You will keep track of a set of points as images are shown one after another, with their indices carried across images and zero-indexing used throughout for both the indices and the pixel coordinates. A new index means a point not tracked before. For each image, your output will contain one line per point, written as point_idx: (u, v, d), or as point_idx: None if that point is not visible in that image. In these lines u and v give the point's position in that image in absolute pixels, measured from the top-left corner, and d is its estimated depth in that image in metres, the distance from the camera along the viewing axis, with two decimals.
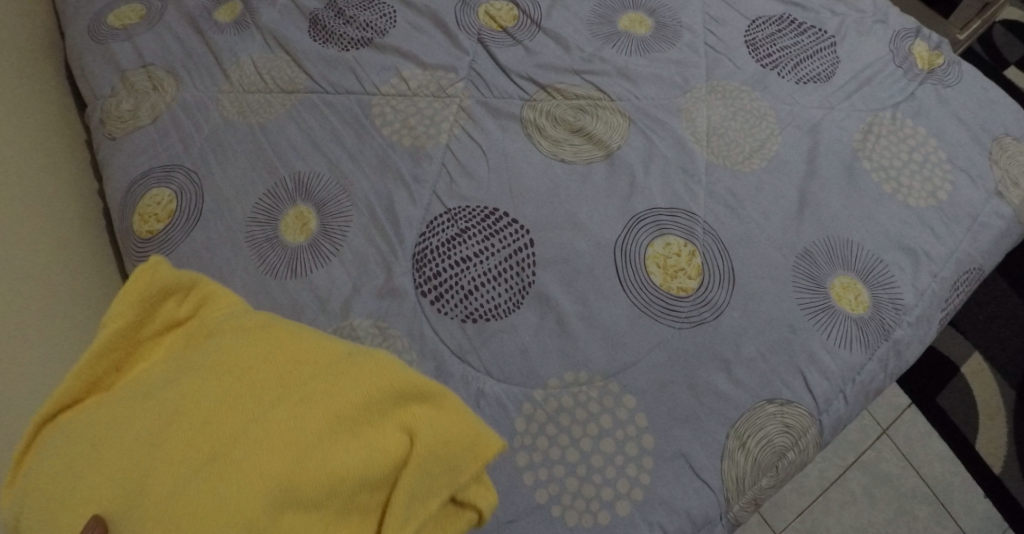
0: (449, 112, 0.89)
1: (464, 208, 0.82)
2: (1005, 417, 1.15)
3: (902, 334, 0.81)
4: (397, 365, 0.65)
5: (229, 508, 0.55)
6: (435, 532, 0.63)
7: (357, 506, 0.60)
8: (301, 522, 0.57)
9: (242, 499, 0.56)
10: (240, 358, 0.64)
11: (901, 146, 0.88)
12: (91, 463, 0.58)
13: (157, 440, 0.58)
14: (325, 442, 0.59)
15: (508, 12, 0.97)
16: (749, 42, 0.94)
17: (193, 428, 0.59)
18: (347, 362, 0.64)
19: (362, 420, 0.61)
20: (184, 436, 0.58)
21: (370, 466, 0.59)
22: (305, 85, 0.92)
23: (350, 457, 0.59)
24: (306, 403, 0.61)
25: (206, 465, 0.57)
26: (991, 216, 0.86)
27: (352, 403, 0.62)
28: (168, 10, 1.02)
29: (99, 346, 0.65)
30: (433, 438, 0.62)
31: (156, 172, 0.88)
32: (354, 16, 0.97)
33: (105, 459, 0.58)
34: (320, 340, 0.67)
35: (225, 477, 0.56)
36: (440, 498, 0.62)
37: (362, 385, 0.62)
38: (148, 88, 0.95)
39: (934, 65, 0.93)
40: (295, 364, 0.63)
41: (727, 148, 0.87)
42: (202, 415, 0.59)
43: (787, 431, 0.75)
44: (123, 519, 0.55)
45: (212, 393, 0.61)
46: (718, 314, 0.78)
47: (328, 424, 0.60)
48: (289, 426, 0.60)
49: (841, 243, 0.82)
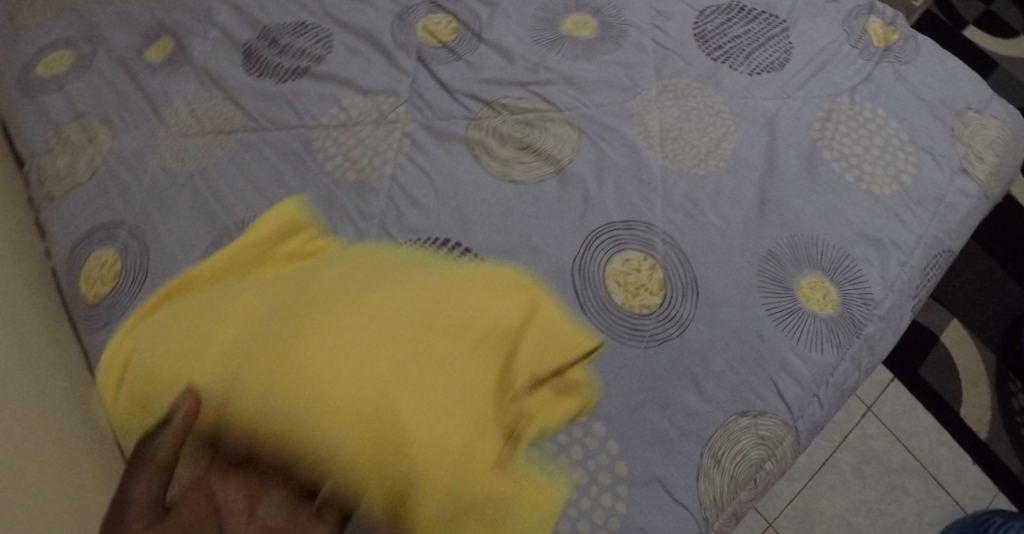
0: (392, 139, 0.86)
1: (416, 242, 0.80)
2: (988, 381, 1.13)
3: (873, 329, 0.79)
4: (514, 270, 0.78)
5: (366, 369, 0.69)
6: (546, 410, 0.73)
7: (479, 374, 0.71)
8: (430, 376, 0.69)
9: (383, 359, 0.69)
10: (360, 275, 0.76)
11: (861, 130, 0.84)
12: (228, 354, 0.71)
13: (297, 323, 0.71)
14: (450, 320, 0.72)
15: (446, 25, 0.93)
16: (698, 35, 0.91)
17: (330, 316, 0.71)
18: (468, 270, 0.77)
19: (483, 303, 0.74)
20: (321, 324, 0.71)
21: (489, 336, 0.73)
22: (243, 124, 0.89)
23: (468, 334, 0.72)
24: (436, 295, 0.74)
25: (337, 340, 0.70)
26: (957, 196, 0.83)
27: (475, 293, 0.75)
28: (98, 55, 0.99)
29: (233, 258, 0.79)
30: (543, 326, 0.75)
31: (99, 232, 0.86)
32: (289, 45, 0.93)
33: (250, 345, 0.71)
34: (439, 263, 0.78)
35: (358, 346, 0.70)
36: (546, 373, 0.73)
37: (484, 282, 0.76)
38: (83, 140, 0.92)
39: (890, 42, 0.91)
40: (421, 269, 0.76)
41: (682, 151, 0.84)
42: (340, 306, 0.72)
43: (763, 443, 0.74)
44: (266, 384, 0.70)
45: (346, 294, 0.73)
46: (683, 329, 0.76)
47: (454, 309, 0.73)
48: (422, 311, 0.72)
49: (806, 241, 0.79)
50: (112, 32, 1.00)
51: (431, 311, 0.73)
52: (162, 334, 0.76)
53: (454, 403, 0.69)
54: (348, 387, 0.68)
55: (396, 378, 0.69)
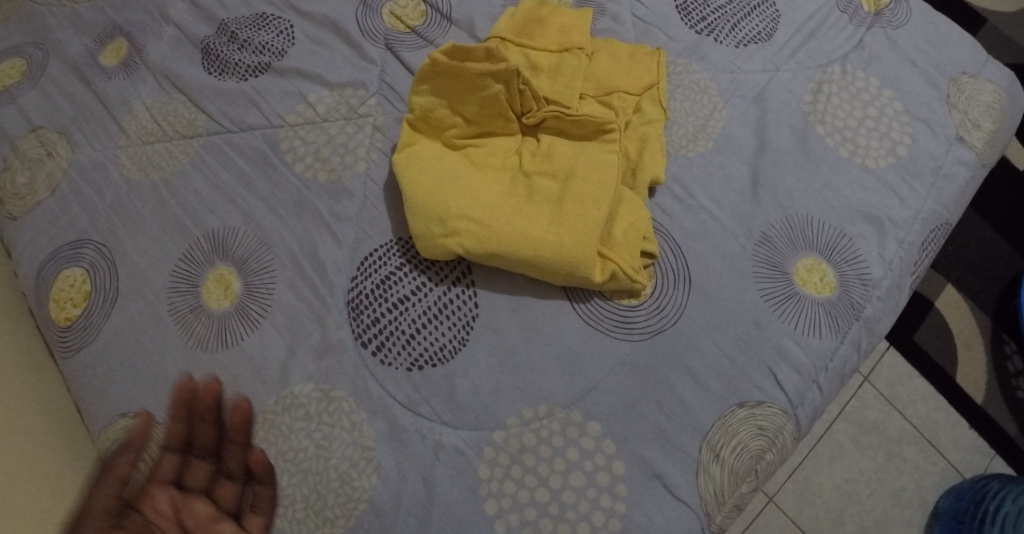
0: (363, 135, 0.83)
1: (396, 242, 0.78)
2: (984, 344, 1.09)
3: (873, 310, 0.75)
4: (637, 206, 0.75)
5: (462, 200, 0.74)
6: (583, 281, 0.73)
7: (545, 244, 0.72)
8: (505, 222, 0.73)
9: (477, 204, 0.74)
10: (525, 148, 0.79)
11: (854, 101, 0.81)
12: (427, 155, 0.78)
13: (456, 160, 0.78)
14: (548, 213, 0.73)
15: (414, 9, 0.90)
16: (679, 6, 0.87)
17: (477, 171, 0.78)
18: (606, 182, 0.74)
19: (590, 211, 0.72)
20: (468, 170, 0.77)
21: (568, 230, 0.72)
22: (207, 127, 0.86)
23: (556, 228, 0.72)
24: (562, 191, 0.74)
25: (466, 182, 0.76)
26: (955, 165, 0.79)
27: (588, 201, 0.73)
28: (50, 62, 0.94)
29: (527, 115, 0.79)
30: (627, 246, 0.73)
31: (64, 251, 0.83)
32: (249, 39, 0.90)
33: (437, 162, 0.77)
34: (591, 166, 0.75)
35: (470, 192, 0.75)
36: (607, 270, 0.72)
37: (603, 195, 0.73)
38: (41, 155, 0.88)
39: (881, 5, 0.87)
40: (573, 167, 0.75)
41: (668, 132, 0.81)
42: (496, 167, 0.78)
43: (762, 434, 0.71)
44: (421, 148, 0.79)
45: (506, 163, 0.79)
46: (676, 319, 0.74)
47: (560, 204, 0.74)
48: (531, 198, 0.75)
49: (801, 221, 0.76)
50: (62, 35, 0.95)
51: (535, 184, 0.76)
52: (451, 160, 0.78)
53: (507, 241, 0.72)
54: (450, 203, 0.73)
55: (475, 216, 0.73)
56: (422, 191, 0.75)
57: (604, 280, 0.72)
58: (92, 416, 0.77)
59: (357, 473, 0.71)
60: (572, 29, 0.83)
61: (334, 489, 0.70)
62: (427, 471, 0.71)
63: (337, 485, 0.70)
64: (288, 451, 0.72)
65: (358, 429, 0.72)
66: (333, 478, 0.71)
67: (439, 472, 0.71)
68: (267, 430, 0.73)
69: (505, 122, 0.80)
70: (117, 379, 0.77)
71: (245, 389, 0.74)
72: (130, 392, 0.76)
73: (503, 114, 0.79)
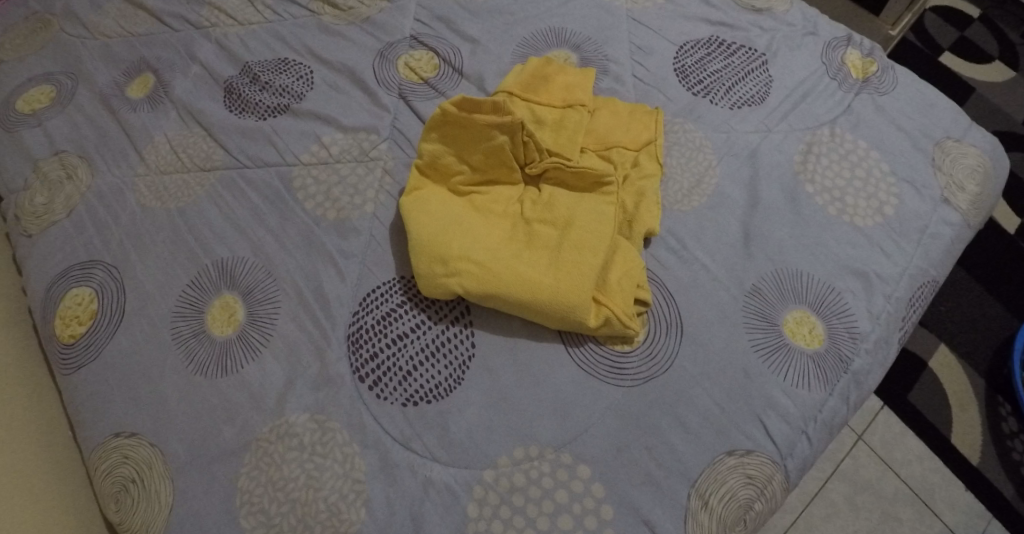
0: (373, 177, 0.87)
1: (398, 280, 0.80)
2: (978, 406, 1.10)
3: (861, 364, 0.77)
4: (633, 257, 0.77)
5: (464, 243, 0.76)
6: (577, 326, 0.74)
7: (541, 288, 0.74)
8: (504, 267, 0.75)
9: (478, 247, 0.76)
10: (526, 197, 0.82)
11: (843, 162, 0.85)
12: (434, 197, 0.81)
13: (461, 205, 0.81)
14: (546, 261, 0.76)
15: (427, 62, 0.95)
16: (679, 69, 0.92)
17: (479, 216, 0.80)
18: (602, 233, 0.77)
19: (586, 260, 0.75)
20: (471, 214, 0.80)
21: (563, 276, 0.74)
22: (223, 161, 0.90)
23: (553, 274, 0.75)
24: (560, 240, 0.77)
25: (469, 225, 0.78)
26: (940, 225, 0.82)
27: (585, 251, 0.75)
28: (79, 91, 1.00)
29: (531, 166, 0.83)
30: (621, 295, 0.75)
31: (75, 271, 0.86)
32: (270, 81, 0.95)
33: (443, 205, 0.80)
34: (590, 218, 0.78)
35: (473, 235, 0.77)
36: (600, 316, 0.74)
37: (600, 245, 0.76)
38: (62, 177, 0.92)
39: (868, 73, 0.92)
40: (572, 216, 0.78)
41: (664, 187, 0.84)
42: (499, 214, 0.81)
43: (752, 483, 0.71)
44: (427, 191, 0.82)
45: (508, 210, 0.81)
46: (668, 367, 0.75)
47: (558, 252, 0.76)
48: (530, 244, 0.77)
49: (791, 276, 0.79)
50: (93, 67, 1.02)
51: (535, 231, 0.78)
52: (450, 206, 0.81)
53: (505, 282, 0.74)
54: (452, 245, 0.76)
55: (476, 258, 0.75)
56: (426, 232, 0.77)
57: (598, 325, 0.74)
58: (89, 434, 0.78)
59: (346, 505, 0.71)
60: (576, 86, 0.88)
61: (322, 520, 0.70)
62: (416, 506, 0.71)
63: (325, 516, 0.71)
64: (278, 479, 0.72)
65: (350, 462, 0.72)
66: (322, 510, 0.71)
67: (428, 509, 0.71)
68: (260, 458, 0.73)
69: (509, 170, 0.83)
70: (116, 400, 0.78)
71: (241, 416, 0.75)
72: (128, 412, 0.78)
73: (507, 164, 0.82)
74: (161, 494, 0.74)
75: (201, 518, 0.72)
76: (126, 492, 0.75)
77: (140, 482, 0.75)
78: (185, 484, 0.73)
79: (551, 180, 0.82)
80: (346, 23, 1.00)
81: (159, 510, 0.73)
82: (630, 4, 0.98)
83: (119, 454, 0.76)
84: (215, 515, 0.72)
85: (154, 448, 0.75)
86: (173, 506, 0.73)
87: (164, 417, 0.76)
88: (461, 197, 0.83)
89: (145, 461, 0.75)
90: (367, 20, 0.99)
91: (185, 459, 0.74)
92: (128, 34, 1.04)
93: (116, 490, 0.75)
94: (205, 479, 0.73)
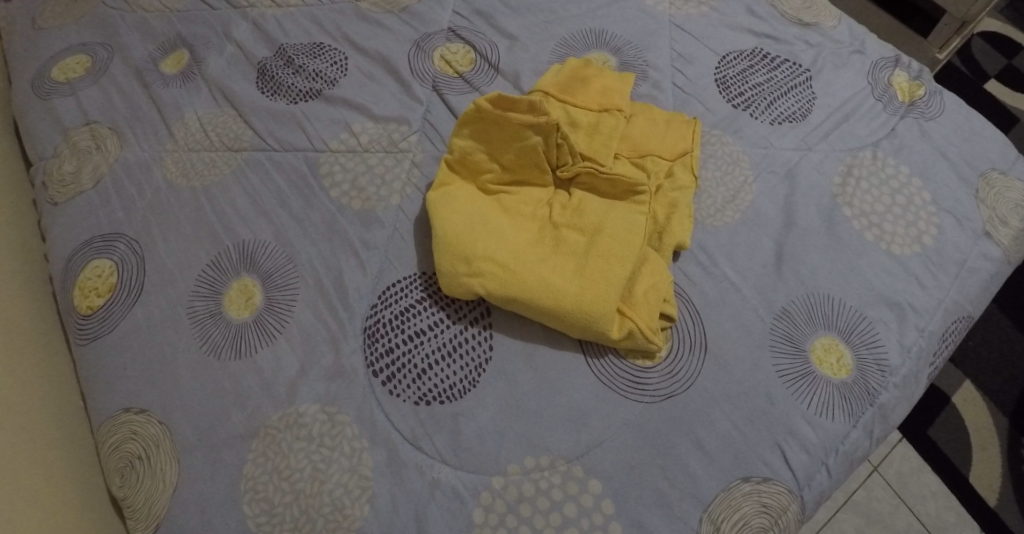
0: (401, 169, 0.85)
1: (419, 275, 0.79)
2: (1000, 447, 1.07)
3: (888, 398, 0.74)
4: (661, 270, 0.75)
5: (488, 244, 0.75)
6: (598, 335, 0.73)
7: (563, 295, 0.72)
8: (529, 271, 0.74)
9: (503, 250, 0.75)
10: (554, 201, 0.80)
11: (883, 188, 0.82)
12: (462, 195, 0.79)
13: (491, 205, 0.80)
14: (571, 268, 0.74)
15: (463, 56, 0.93)
16: (719, 80, 0.90)
17: (507, 216, 0.79)
18: (631, 243, 0.75)
19: (611, 269, 0.73)
20: (500, 215, 0.79)
21: (587, 284, 0.73)
22: (251, 143, 0.89)
23: (575, 282, 0.73)
24: (588, 248, 0.75)
25: (495, 226, 0.77)
26: (979, 259, 0.79)
27: (612, 260, 0.74)
28: (114, 63, 0.99)
29: (564, 170, 0.81)
30: (645, 308, 0.73)
31: (98, 242, 0.85)
32: (304, 65, 0.94)
33: (470, 204, 0.79)
34: (621, 227, 0.76)
35: (499, 236, 0.76)
36: (621, 327, 0.72)
37: (627, 255, 0.74)
38: (91, 147, 0.92)
39: (914, 97, 0.89)
40: (602, 223, 0.76)
41: (697, 200, 0.82)
42: (528, 217, 0.79)
43: (766, 512, 0.69)
44: (456, 188, 0.80)
45: (536, 212, 0.80)
46: (689, 385, 0.73)
47: (583, 259, 0.74)
48: (556, 250, 0.76)
49: (821, 301, 0.76)
50: (129, 40, 1.01)
51: (563, 236, 0.76)
52: (478, 203, 0.79)
53: (527, 287, 0.73)
54: (476, 244, 0.75)
55: (501, 261, 0.74)
56: (452, 229, 0.76)
57: (620, 337, 0.72)
58: (98, 408, 0.78)
59: (349, 501, 0.70)
60: (614, 91, 0.85)
61: (324, 514, 0.69)
62: (420, 507, 0.70)
63: (328, 511, 0.69)
64: (284, 469, 0.71)
65: (358, 456, 0.71)
66: (325, 503, 0.70)
67: (433, 511, 0.69)
68: (268, 445, 0.72)
69: (540, 172, 0.81)
70: (129, 376, 0.78)
71: (251, 402, 0.74)
72: (139, 388, 0.77)
73: (539, 165, 0.81)
74: (166, 472, 0.73)
75: (204, 504, 0.71)
76: (131, 468, 0.74)
77: (147, 459, 0.74)
78: (189, 466, 0.73)
79: (582, 185, 0.81)
80: (383, 10, 0.98)
81: (163, 488, 0.72)
82: (673, 10, 0.96)
83: (127, 429, 0.75)
84: (218, 500, 0.71)
85: (162, 427, 0.75)
86: (176, 486, 0.72)
87: (175, 395, 0.76)
88: (490, 196, 0.81)
89: (152, 439, 0.74)
90: (405, 9, 0.98)
91: (193, 441, 0.74)
92: (166, 10, 1.04)
93: (122, 465, 0.75)
94: (211, 462, 0.73)
